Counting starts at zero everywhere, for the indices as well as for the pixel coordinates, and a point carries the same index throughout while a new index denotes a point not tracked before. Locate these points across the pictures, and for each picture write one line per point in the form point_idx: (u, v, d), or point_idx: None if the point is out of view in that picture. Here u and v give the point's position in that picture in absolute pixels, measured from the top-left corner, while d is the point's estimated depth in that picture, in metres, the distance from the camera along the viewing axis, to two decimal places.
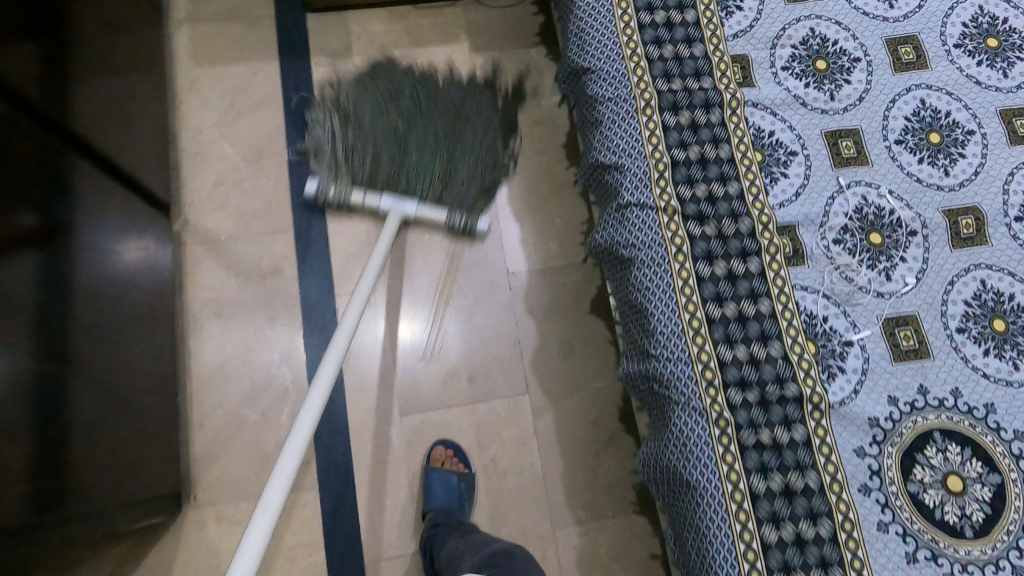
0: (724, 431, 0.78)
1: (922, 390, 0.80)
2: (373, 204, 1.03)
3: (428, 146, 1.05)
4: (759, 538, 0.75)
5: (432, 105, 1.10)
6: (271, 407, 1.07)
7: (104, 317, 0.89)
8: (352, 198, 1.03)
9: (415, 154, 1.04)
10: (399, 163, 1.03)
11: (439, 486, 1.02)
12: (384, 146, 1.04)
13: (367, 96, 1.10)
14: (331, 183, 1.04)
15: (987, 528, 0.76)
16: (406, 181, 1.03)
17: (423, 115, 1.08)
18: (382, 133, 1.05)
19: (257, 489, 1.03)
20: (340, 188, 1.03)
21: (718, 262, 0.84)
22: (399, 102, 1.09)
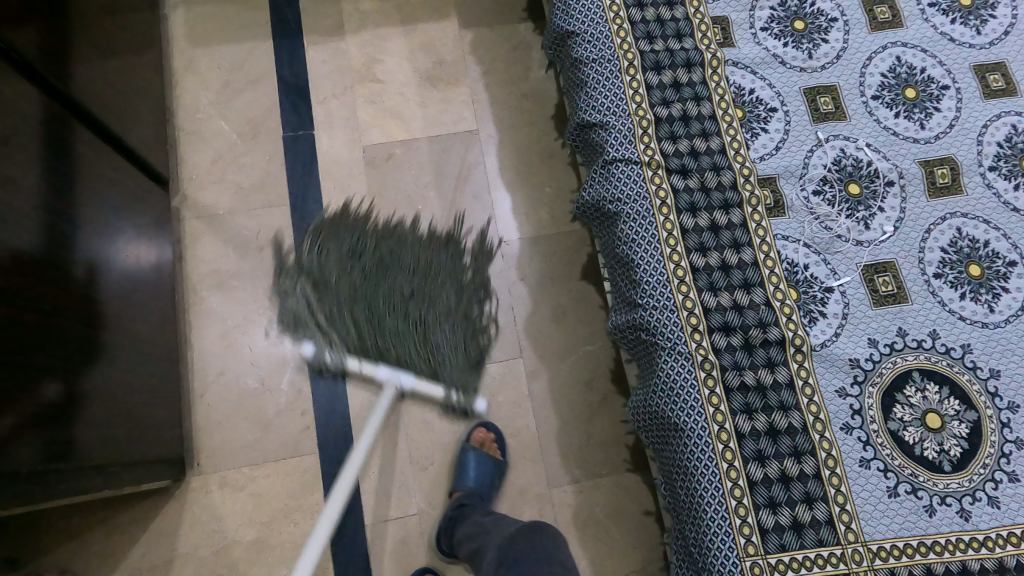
0: (709, 373, 0.80)
1: (901, 333, 0.83)
2: (370, 372, 1.07)
3: (401, 312, 1.09)
4: (745, 476, 0.77)
5: (391, 268, 1.13)
6: (271, 374, 1.09)
7: (105, 280, 0.91)
8: (347, 363, 1.07)
9: (384, 320, 1.08)
10: (377, 326, 1.08)
11: (473, 467, 1.03)
12: (360, 311, 1.08)
13: (329, 252, 1.12)
14: (326, 349, 1.08)
15: (964, 462, 0.79)
16: (390, 341, 1.07)
17: (388, 283, 1.11)
18: (361, 304, 1.09)
19: (259, 455, 1.06)
20: (334, 354, 1.08)
21: (701, 214, 0.86)
22: (362, 262, 1.12)
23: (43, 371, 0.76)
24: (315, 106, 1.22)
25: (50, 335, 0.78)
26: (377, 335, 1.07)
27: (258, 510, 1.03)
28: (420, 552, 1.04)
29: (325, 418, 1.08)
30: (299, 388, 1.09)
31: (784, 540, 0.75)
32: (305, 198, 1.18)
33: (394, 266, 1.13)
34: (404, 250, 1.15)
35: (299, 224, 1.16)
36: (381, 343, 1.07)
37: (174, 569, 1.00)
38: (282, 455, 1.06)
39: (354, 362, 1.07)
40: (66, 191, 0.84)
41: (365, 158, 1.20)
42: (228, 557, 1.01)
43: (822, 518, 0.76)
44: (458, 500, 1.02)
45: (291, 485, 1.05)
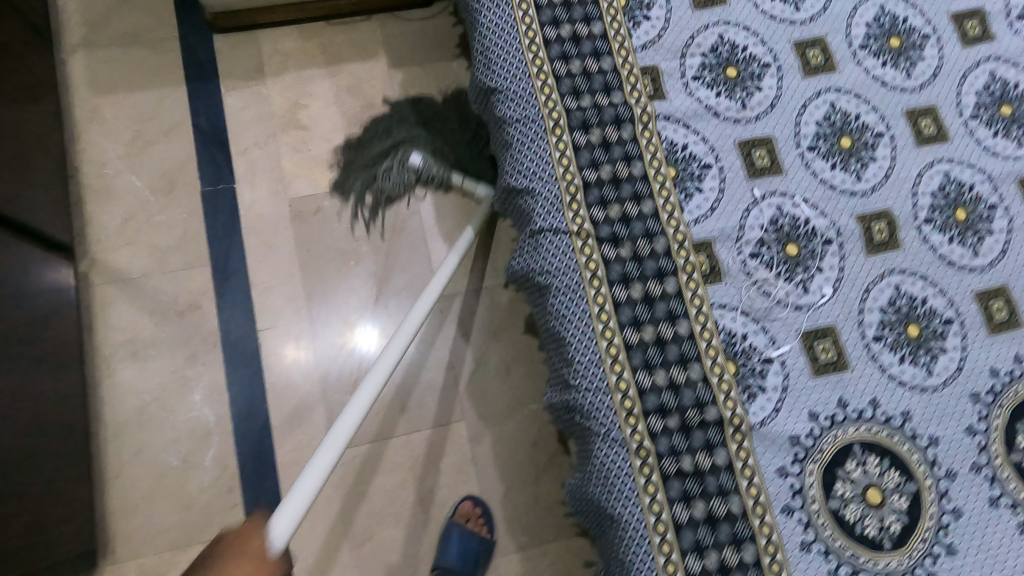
0: (645, 461, 0.76)
1: (841, 403, 0.80)
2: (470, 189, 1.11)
3: (477, 157, 1.15)
4: (684, 570, 0.74)
5: (445, 120, 1.18)
6: (194, 450, 1.02)
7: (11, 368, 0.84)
8: (452, 177, 1.11)
9: (467, 152, 1.15)
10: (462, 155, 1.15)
11: (455, 544, 1.00)
12: (442, 153, 1.15)
13: (380, 126, 1.18)
14: (432, 166, 1.11)
15: (904, 537, 0.77)
16: (479, 169, 1.13)
17: (448, 128, 1.17)
18: (438, 147, 1.15)
19: (181, 539, 0.98)
20: (441, 169, 1.11)
21: (634, 285, 0.82)
22: (417, 121, 1.18)
23: None
24: (235, 157, 1.15)
25: None
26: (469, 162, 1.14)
27: None
28: None
29: (254, 494, 1.01)
30: (225, 464, 1.02)
31: None
32: (227, 258, 1.10)
33: (449, 115, 1.19)
34: (456, 107, 1.20)
35: (222, 285, 1.09)
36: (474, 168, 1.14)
37: None
38: (207, 539, 0.99)
39: (458, 176, 1.11)
40: None
41: (292, 212, 1.13)
42: None
43: None
44: None
45: None
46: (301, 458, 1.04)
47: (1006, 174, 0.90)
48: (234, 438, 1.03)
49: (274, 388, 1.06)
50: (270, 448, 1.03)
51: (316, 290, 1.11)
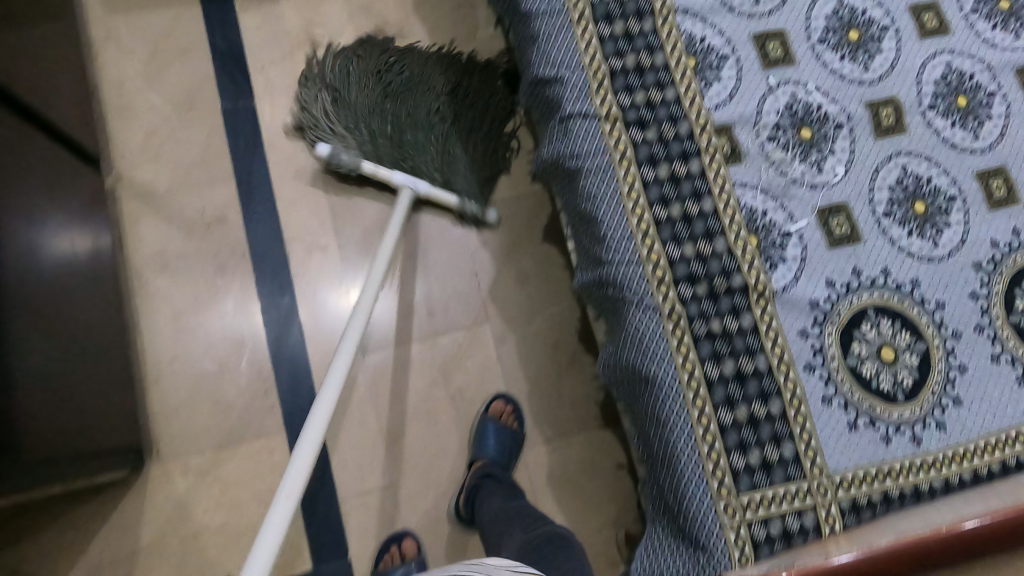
0: (677, 323, 0.82)
1: (856, 272, 0.85)
2: (386, 178, 1.08)
3: (421, 128, 1.10)
4: (716, 422, 0.80)
5: (414, 85, 1.13)
6: (229, 356, 1.05)
7: (75, 282, 0.89)
8: (363, 167, 1.08)
9: (400, 132, 1.10)
10: (396, 134, 1.09)
11: (491, 438, 1.05)
12: (365, 133, 1.09)
13: (376, 67, 1.13)
14: (346, 151, 1.08)
15: (916, 390, 0.84)
16: (403, 152, 1.09)
17: (408, 100, 1.12)
18: (377, 121, 1.10)
19: (223, 438, 1.01)
20: (353, 157, 1.08)
21: (660, 166, 0.86)
22: (413, 78, 1.14)
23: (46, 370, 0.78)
24: (253, 75, 1.15)
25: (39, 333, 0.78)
26: (389, 149, 1.09)
27: (226, 495, 0.99)
28: (398, 519, 1.04)
29: (291, 397, 1.05)
30: (260, 368, 1.05)
31: (755, 480, 0.79)
32: (252, 172, 1.12)
33: (420, 80, 1.14)
34: (433, 72, 1.15)
35: (247, 199, 1.10)
36: (397, 151, 1.09)
37: (138, 562, 0.96)
38: (247, 439, 1.02)
39: (369, 166, 1.08)
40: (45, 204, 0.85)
41: None
42: (196, 544, 0.97)
43: (789, 456, 0.80)
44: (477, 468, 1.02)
45: (258, 467, 1.01)
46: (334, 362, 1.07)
47: (1003, 66, 0.96)
48: (268, 345, 1.06)
49: (304, 295, 1.09)
50: (304, 355, 1.06)
51: (339, 205, 1.12)
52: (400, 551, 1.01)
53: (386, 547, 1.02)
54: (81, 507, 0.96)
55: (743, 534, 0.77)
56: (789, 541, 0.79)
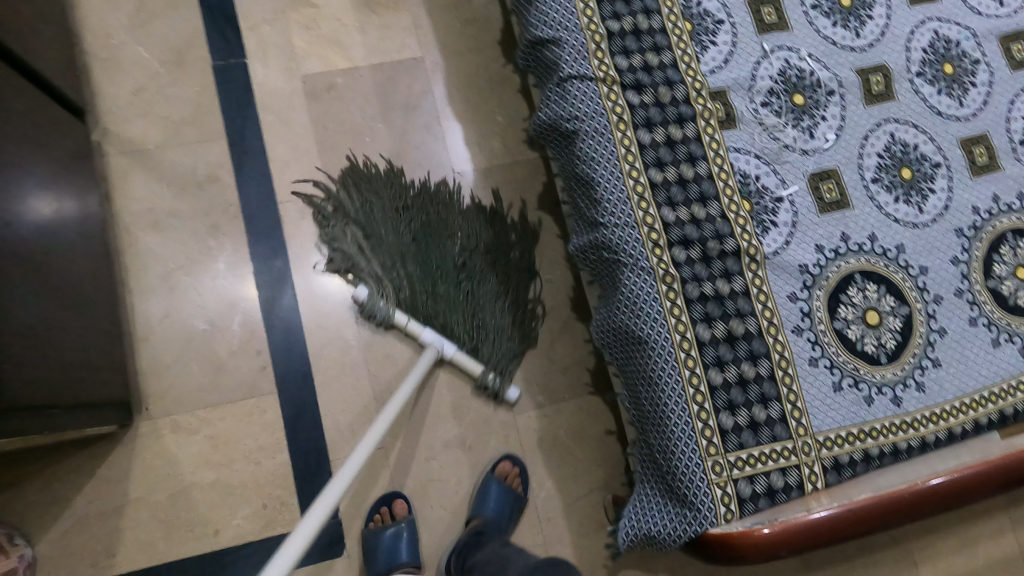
0: (670, 286, 0.82)
1: (844, 237, 0.88)
2: (416, 333, 1.06)
3: (449, 286, 1.08)
4: (706, 382, 0.81)
5: (444, 236, 1.10)
6: (220, 315, 1.04)
7: (67, 236, 0.89)
8: (397, 320, 1.05)
9: (427, 287, 1.07)
10: (426, 290, 1.07)
11: (493, 498, 1.03)
12: (401, 282, 1.07)
13: (403, 207, 1.10)
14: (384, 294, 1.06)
15: (898, 353, 0.87)
16: (430, 310, 1.07)
17: (436, 251, 1.09)
18: (403, 273, 1.07)
19: (214, 397, 1.02)
20: (388, 304, 1.05)
21: (656, 129, 0.86)
22: (439, 221, 1.11)
23: (41, 322, 0.78)
24: (244, 32, 1.14)
25: (31, 285, 0.78)
26: (419, 305, 1.07)
27: (215, 454, 1.00)
28: (388, 479, 1.05)
29: (284, 358, 1.05)
30: (252, 328, 1.05)
31: (742, 439, 0.81)
32: (244, 132, 1.10)
33: (449, 228, 1.11)
34: (460, 220, 1.12)
35: (239, 158, 1.09)
36: (428, 306, 1.07)
37: (125, 516, 0.96)
38: (238, 398, 1.02)
39: (403, 316, 1.06)
40: (33, 159, 0.84)
41: (305, 89, 1.13)
42: (185, 499, 0.98)
43: (776, 416, 0.82)
44: (475, 525, 1.00)
45: (250, 427, 1.02)
46: (327, 325, 1.07)
47: (988, 34, 0.97)
48: (260, 306, 1.06)
49: (298, 256, 1.08)
50: (296, 316, 1.07)
51: (333, 166, 1.12)
52: (391, 512, 1.03)
53: (376, 508, 1.03)
54: (69, 461, 0.96)
55: (728, 491, 0.79)
56: (773, 498, 0.81)
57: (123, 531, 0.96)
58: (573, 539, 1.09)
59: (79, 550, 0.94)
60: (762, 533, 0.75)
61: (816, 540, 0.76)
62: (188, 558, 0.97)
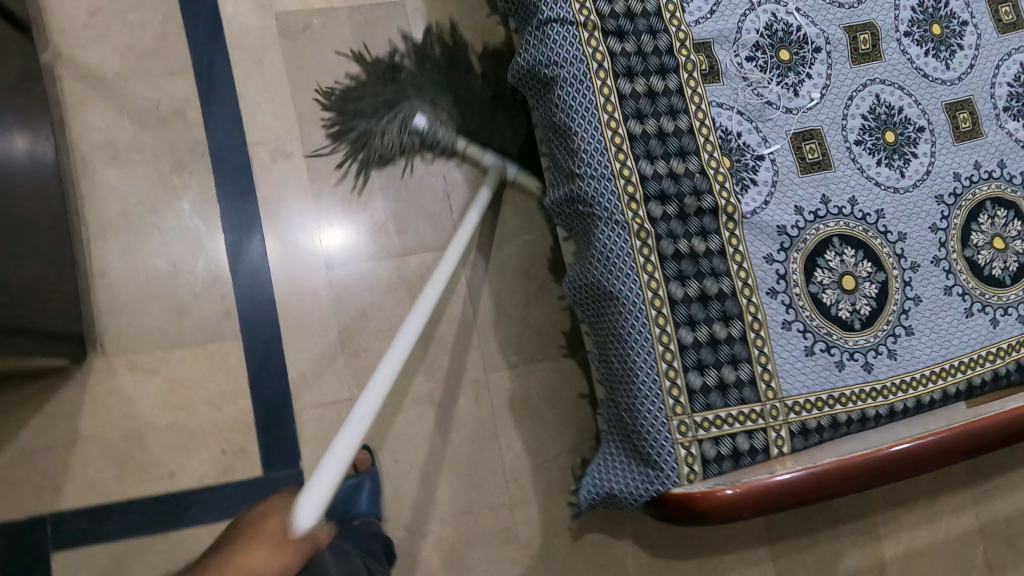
0: (645, 241, 0.80)
1: (824, 200, 0.87)
2: (477, 157, 1.04)
3: (491, 113, 1.05)
4: (676, 340, 0.80)
5: (460, 72, 1.08)
6: (183, 256, 1.01)
7: (15, 159, 0.85)
8: (458, 144, 1.01)
9: (478, 113, 1.05)
10: (474, 117, 1.04)
11: None
12: (448, 113, 1.02)
13: (403, 63, 1.07)
14: (438, 123, 1.00)
15: (872, 319, 0.86)
16: (487, 134, 1.05)
17: (461, 84, 1.06)
18: (447, 104, 1.03)
19: (174, 338, 1.00)
20: (446, 130, 1.00)
21: (637, 80, 0.83)
22: (447, 66, 1.08)
23: None
24: None
25: None
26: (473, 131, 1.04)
27: (174, 396, 1.00)
28: (352, 433, 1.04)
29: (251, 304, 1.03)
30: (217, 272, 1.02)
31: (709, 400, 0.80)
32: (211, 68, 1.06)
33: (460, 68, 1.08)
34: (467, 55, 1.11)
35: (206, 94, 1.05)
36: (482, 130, 1.05)
37: (76, 452, 0.98)
38: (197, 342, 1.01)
39: (463, 140, 1.02)
40: None
41: (278, 27, 1.08)
42: (141, 442, 1.00)
43: (745, 378, 0.81)
44: None
45: (212, 371, 1.01)
46: (296, 274, 1.04)
47: None
48: (226, 251, 1.03)
49: (268, 202, 1.04)
50: (265, 264, 1.03)
51: (306, 108, 1.07)
52: (354, 462, 1.02)
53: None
54: (22, 390, 0.97)
55: (693, 452, 0.78)
56: (738, 461, 0.80)
57: (72, 468, 0.98)
58: (539, 500, 1.09)
59: (29, 480, 0.97)
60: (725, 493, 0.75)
61: (779, 501, 0.75)
62: (143, 500, 1.00)
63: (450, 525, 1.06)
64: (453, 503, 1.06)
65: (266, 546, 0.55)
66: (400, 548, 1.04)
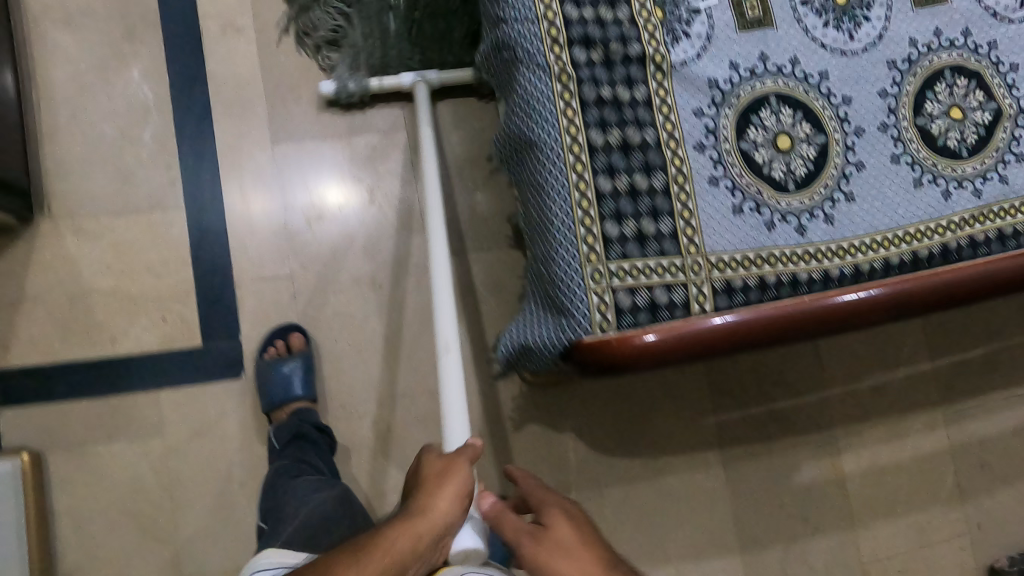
0: (566, 87, 0.77)
1: (762, 57, 0.83)
2: (395, 85, 1.04)
3: (406, 41, 1.05)
4: (594, 188, 0.77)
5: None
6: (129, 124, 1.04)
7: None
8: (371, 86, 1.04)
9: (392, 42, 1.05)
10: (389, 45, 1.05)
11: None
12: (360, 57, 1.04)
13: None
14: (348, 78, 1.04)
15: (808, 181, 0.82)
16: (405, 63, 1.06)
17: (368, 11, 1.04)
18: (358, 46, 1.04)
19: (119, 205, 1.03)
20: (356, 80, 1.04)
21: None
22: None
23: None
24: None
25: None
26: (398, 54, 1.05)
27: (118, 262, 1.03)
28: (291, 309, 1.05)
29: (194, 173, 1.04)
30: (162, 141, 1.04)
31: (626, 250, 0.76)
32: None
33: None
34: None
35: None
36: (401, 59, 1.05)
37: (23, 312, 1.01)
38: (141, 210, 1.03)
39: (375, 81, 1.04)
40: None
41: None
42: (84, 305, 1.02)
43: (666, 232, 0.78)
44: None
45: (155, 239, 1.03)
46: (240, 147, 1.05)
47: None
48: (172, 120, 1.04)
49: (216, 73, 1.05)
50: (212, 135, 1.05)
51: None
52: (286, 345, 1.03)
53: (273, 338, 1.03)
54: None
55: (606, 301, 0.75)
56: (655, 315, 0.76)
57: (19, 327, 1.01)
58: (479, 388, 1.08)
59: None
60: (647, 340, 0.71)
61: (710, 347, 0.72)
62: (85, 362, 1.02)
63: (388, 406, 1.06)
64: (391, 385, 1.06)
65: (437, 483, 0.63)
66: (338, 425, 1.05)
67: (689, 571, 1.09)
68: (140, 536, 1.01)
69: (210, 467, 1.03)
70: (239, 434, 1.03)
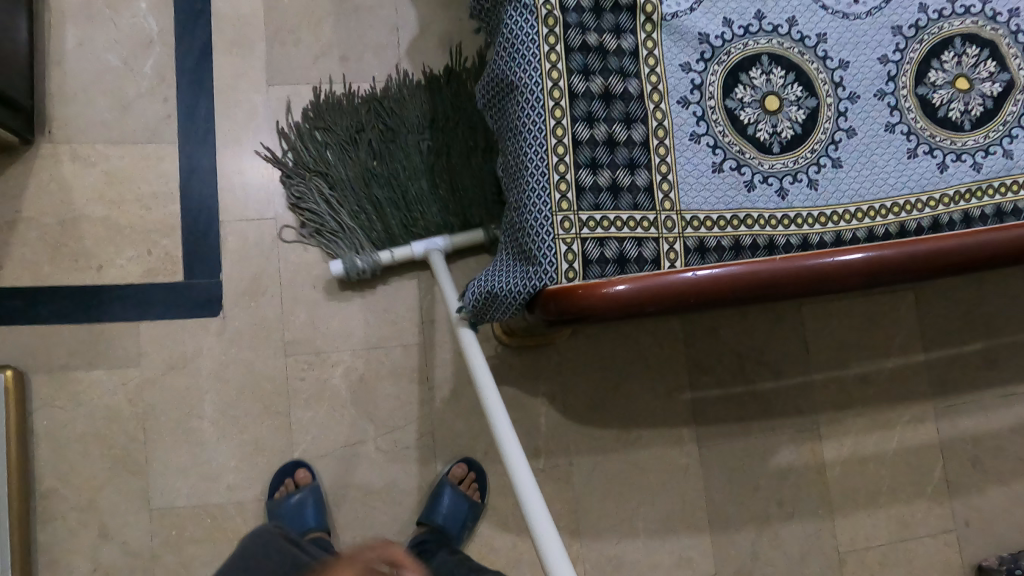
0: (551, 31, 0.76)
1: (758, 16, 0.80)
2: (407, 254, 1.05)
3: (400, 205, 1.06)
4: (571, 135, 0.76)
5: (346, 165, 1.06)
6: (134, 56, 1.06)
7: None
8: (382, 259, 1.04)
9: (389, 213, 1.06)
10: (389, 222, 1.06)
11: (447, 503, 1.02)
12: (366, 238, 1.05)
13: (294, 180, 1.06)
14: (355, 257, 1.04)
15: (795, 144, 0.79)
16: (408, 233, 1.07)
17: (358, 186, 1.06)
18: (360, 223, 1.06)
19: (116, 135, 1.05)
20: (365, 257, 1.04)
21: None
22: (335, 173, 1.06)
23: None
24: None
25: None
26: (397, 225, 1.06)
27: (109, 191, 1.04)
28: (274, 252, 1.06)
29: (189, 110, 1.06)
30: (163, 74, 1.06)
31: (599, 200, 0.75)
32: None
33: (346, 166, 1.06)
34: (339, 141, 1.07)
35: None
36: (408, 229, 1.06)
37: (16, 233, 1.02)
38: (137, 141, 1.05)
39: (385, 254, 1.05)
40: None
41: None
42: (74, 230, 1.03)
43: (640, 184, 0.76)
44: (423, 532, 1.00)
45: (147, 173, 1.05)
46: (236, 88, 1.07)
47: None
48: (175, 58, 1.06)
49: (221, 12, 1.08)
50: (210, 73, 1.07)
51: None
52: (294, 482, 1.03)
53: (280, 481, 1.03)
54: None
55: (574, 249, 0.73)
56: (623, 268, 0.75)
57: (11, 246, 1.02)
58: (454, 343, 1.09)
59: None
60: (616, 290, 0.65)
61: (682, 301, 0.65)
62: (70, 287, 1.03)
63: (364, 356, 1.07)
64: (368, 335, 1.08)
65: None
66: (313, 370, 1.06)
67: (657, 546, 1.07)
68: (110, 463, 1.02)
69: (182, 400, 1.04)
70: (213, 372, 1.04)
